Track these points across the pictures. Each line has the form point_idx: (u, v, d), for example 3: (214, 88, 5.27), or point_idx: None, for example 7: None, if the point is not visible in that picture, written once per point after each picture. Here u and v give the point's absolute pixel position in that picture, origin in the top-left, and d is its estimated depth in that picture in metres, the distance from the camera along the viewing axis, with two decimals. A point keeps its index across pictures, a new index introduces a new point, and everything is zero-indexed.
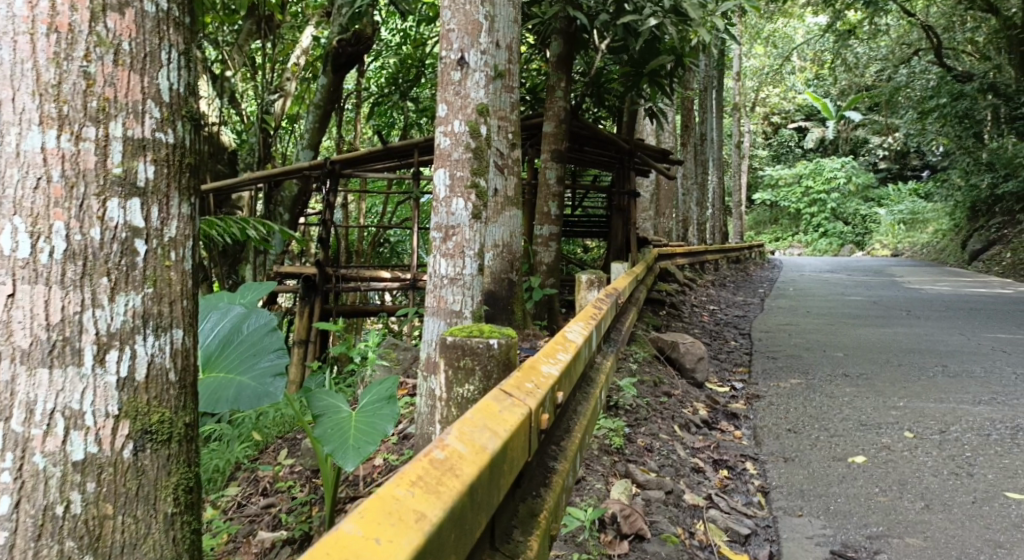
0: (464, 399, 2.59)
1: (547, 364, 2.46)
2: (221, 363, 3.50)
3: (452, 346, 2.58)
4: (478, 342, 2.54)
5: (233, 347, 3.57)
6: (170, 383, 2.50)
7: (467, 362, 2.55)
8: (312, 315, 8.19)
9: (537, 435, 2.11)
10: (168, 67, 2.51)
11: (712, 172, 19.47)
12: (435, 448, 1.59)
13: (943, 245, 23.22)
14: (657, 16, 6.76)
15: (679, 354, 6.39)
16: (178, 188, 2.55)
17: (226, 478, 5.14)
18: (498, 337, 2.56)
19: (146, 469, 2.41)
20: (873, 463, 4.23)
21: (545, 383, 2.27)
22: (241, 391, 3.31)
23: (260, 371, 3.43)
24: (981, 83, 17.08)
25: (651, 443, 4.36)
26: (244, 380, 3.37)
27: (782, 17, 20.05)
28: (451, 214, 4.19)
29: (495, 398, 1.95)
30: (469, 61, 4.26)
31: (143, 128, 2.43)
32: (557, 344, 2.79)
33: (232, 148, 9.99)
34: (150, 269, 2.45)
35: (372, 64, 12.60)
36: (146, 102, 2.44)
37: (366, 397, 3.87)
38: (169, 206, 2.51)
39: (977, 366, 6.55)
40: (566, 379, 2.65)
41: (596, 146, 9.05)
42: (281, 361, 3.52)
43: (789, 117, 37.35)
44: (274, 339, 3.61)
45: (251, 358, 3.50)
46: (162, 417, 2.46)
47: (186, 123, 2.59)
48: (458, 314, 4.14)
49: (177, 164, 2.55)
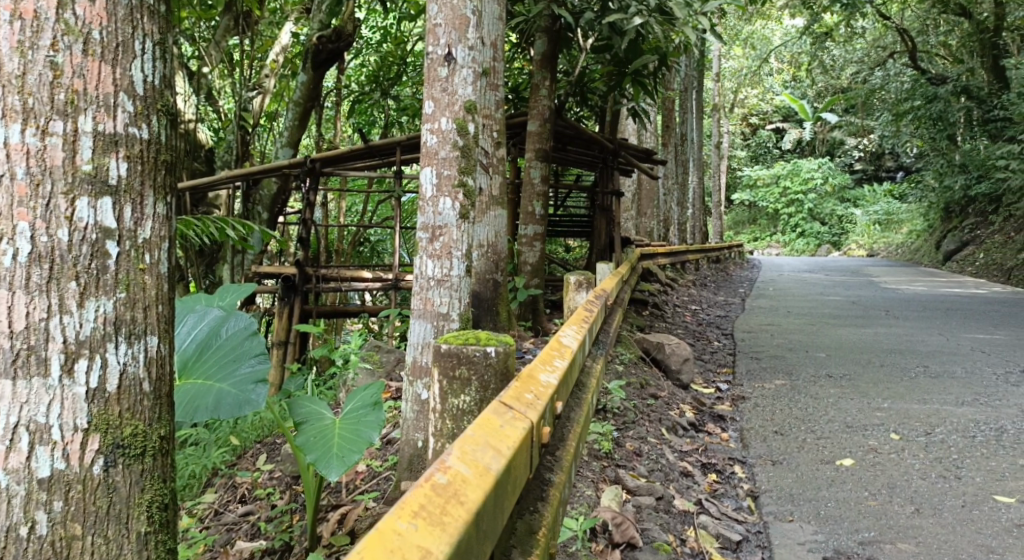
0: (459, 411, 2.48)
1: (544, 372, 2.39)
2: (198, 369, 3.39)
3: (446, 355, 2.49)
4: (474, 351, 2.46)
5: (211, 352, 3.46)
6: (144, 393, 2.39)
7: (462, 371, 2.47)
8: (292, 316, 8.03)
9: (536, 449, 2.04)
10: (143, 58, 2.39)
11: (692, 173, 19.50)
12: (436, 471, 1.52)
13: (918, 245, 23.45)
14: (642, 15, 6.60)
15: (664, 356, 6.33)
16: (153, 186, 2.43)
17: (203, 485, 5.02)
18: (496, 345, 2.48)
19: (118, 485, 2.31)
20: (861, 466, 4.20)
21: (544, 394, 2.21)
22: (221, 399, 3.21)
23: (240, 378, 3.33)
24: (955, 85, 17.35)
25: (640, 446, 4.29)
26: (224, 386, 3.27)
27: (760, 18, 20.14)
28: (438, 214, 4.11)
29: (496, 412, 1.88)
30: (456, 57, 4.17)
31: (115, 122, 2.32)
32: (553, 349, 2.73)
33: (209, 146, 9.82)
34: (123, 272, 2.34)
35: (351, 62, 12.48)
36: (118, 95, 2.33)
37: (350, 403, 3.77)
38: (143, 205, 2.40)
39: (958, 366, 6.56)
40: (562, 386, 2.58)
41: (579, 146, 8.98)
42: (262, 368, 3.43)
43: (767, 118, 37.60)
44: (254, 344, 3.50)
45: (230, 364, 3.40)
46: (135, 430, 2.36)
47: (162, 119, 2.46)
48: (445, 317, 4.03)
49: (152, 162, 2.42)
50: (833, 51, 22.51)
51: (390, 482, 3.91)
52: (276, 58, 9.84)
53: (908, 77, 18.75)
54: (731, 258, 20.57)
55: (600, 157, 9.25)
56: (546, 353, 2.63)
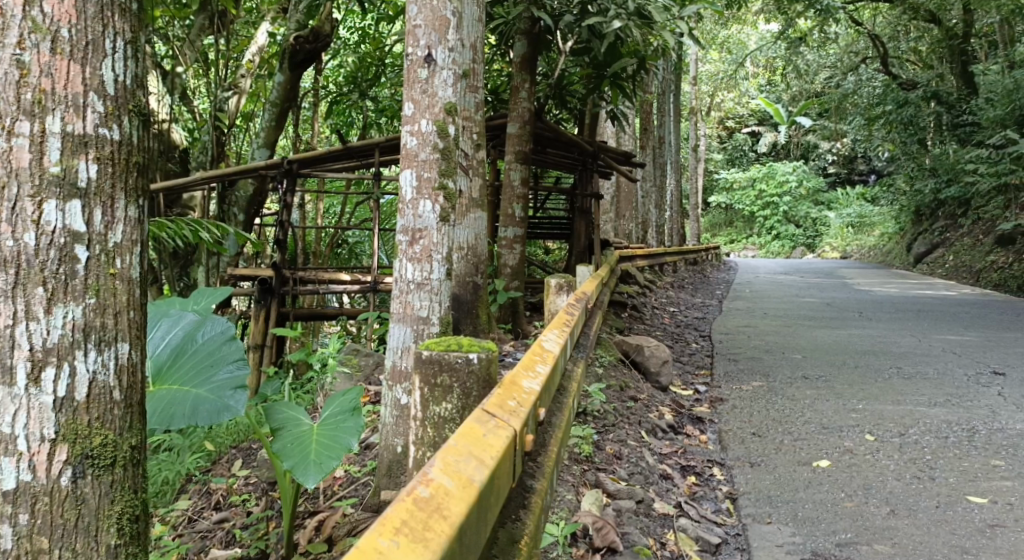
0: (440, 419, 2.48)
1: (527, 378, 2.37)
2: (174, 375, 3.33)
3: (427, 362, 2.48)
4: (456, 358, 2.44)
5: (186, 357, 3.40)
6: (114, 401, 2.38)
7: (443, 379, 2.46)
8: (268, 319, 7.95)
9: (520, 458, 2.03)
10: (113, 56, 2.38)
11: (670, 176, 19.61)
12: (419, 485, 1.50)
13: (890, 248, 23.76)
14: (621, 19, 6.57)
15: (644, 358, 6.34)
16: (125, 189, 2.42)
17: (176, 491, 4.94)
18: (479, 352, 2.46)
19: (87, 496, 2.30)
20: (838, 467, 4.22)
21: (528, 401, 2.19)
22: (198, 405, 3.16)
23: (217, 384, 3.28)
24: (925, 91, 17.61)
25: (619, 450, 4.29)
26: (201, 393, 3.22)
27: (736, 23, 20.33)
28: (418, 216, 4.07)
29: (478, 421, 1.87)
30: (437, 58, 4.15)
31: (85, 123, 2.31)
32: (535, 355, 2.71)
33: (183, 146, 9.71)
34: (93, 277, 2.33)
35: (329, 63, 12.41)
36: (88, 95, 2.32)
37: (328, 409, 3.72)
38: (114, 208, 2.39)
39: (931, 368, 6.63)
40: (545, 392, 2.57)
41: (559, 148, 8.98)
42: (240, 374, 3.38)
43: (743, 122, 37.94)
44: (231, 349, 3.45)
45: (207, 369, 3.35)
46: (105, 440, 2.34)
47: (134, 119, 2.45)
48: (425, 321, 4.00)
49: (124, 163, 2.41)
50: (807, 56, 22.77)
51: (369, 487, 3.87)
52: (252, 58, 9.74)
53: (880, 83, 19.02)
54: (708, 261, 20.70)
55: (579, 160, 9.26)
56: (529, 359, 2.62)
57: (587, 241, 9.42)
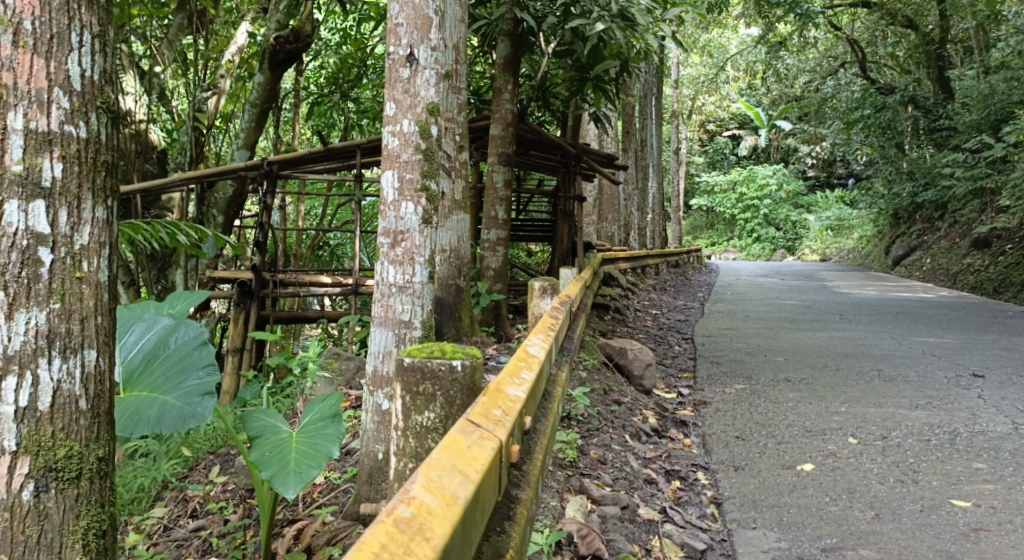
0: (422, 429, 2.42)
1: (512, 386, 2.32)
2: (142, 380, 3.25)
3: (409, 369, 2.41)
4: (439, 365, 2.39)
5: (156, 362, 3.33)
6: (81, 411, 2.40)
7: (426, 387, 2.39)
8: (248, 322, 7.84)
9: (505, 468, 1.97)
10: (80, 51, 2.41)
11: (652, 179, 19.62)
12: (400, 503, 1.45)
13: (869, 250, 23.95)
14: (604, 21, 6.59)
15: (627, 361, 6.31)
16: (91, 189, 2.45)
17: (152, 499, 4.85)
18: (463, 358, 2.41)
19: (50, 512, 2.34)
20: (821, 471, 4.21)
21: (512, 408, 2.14)
22: (164, 412, 3.08)
23: (186, 390, 3.21)
24: (903, 95, 17.76)
25: (604, 454, 4.24)
26: (169, 399, 3.14)
27: (716, 27, 20.42)
28: (400, 218, 4.01)
29: (462, 431, 1.82)
30: (419, 57, 4.09)
31: (48, 119, 2.35)
32: (520, 361, 2.66)
33: (162, 147, 9.56)
34: (58, 281, 2.36)
35: (310, 64, 12.31)
36: (53, 90, 2.36)
37: (309, 415, 3.65)
38: (81, 209, 2.42)
39: (911, 370, 6.66)
40: (530, 398, 2.51)
41: (541, 150, 8.93)
42: (210, 380, 3.30)
43: (723, 125, 38.11)
44: (202, 355, 3.37)
45: (175, 375, 3.27)
46: (70, 452, 2.37)
47: (101, 116, 2.49)
48: (407, 325, 3.93)
49: (91, 161, 2.45)
50: (787, 60, 22.90)
51: (349, 495, 3.80)
52: (231, 57, 9.61)
53: (858, 87, 19.10)
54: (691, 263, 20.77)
55: (562, 162, 9.23)
56: (514, 365, 2.57)
57: (570, 243, 9.40)
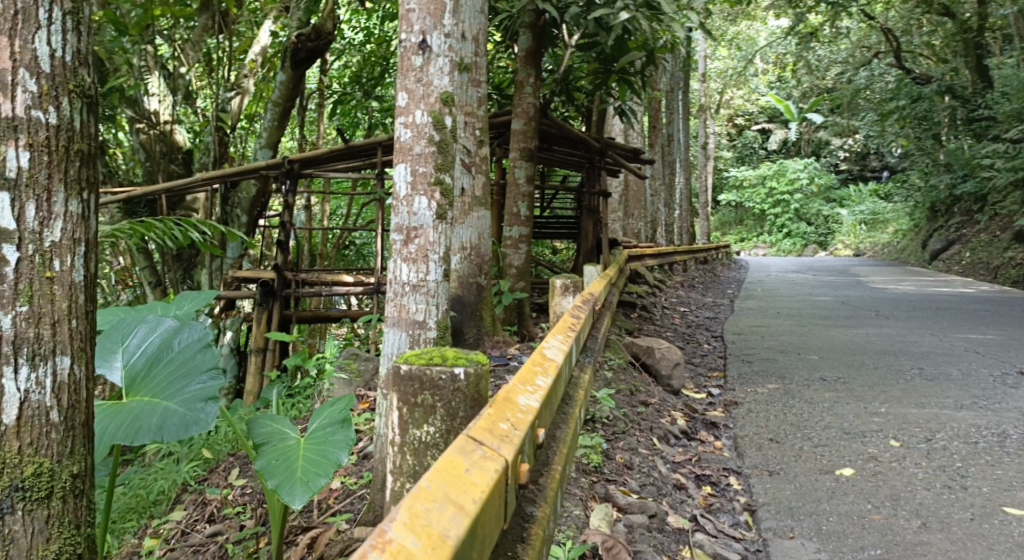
0: (420, 444, 2.29)
1: (524, 394, 2.16)
2: (147, 386, 3.16)
3: (407, 378, 2.27)
4: (440, 374, 2.25)
5: (160, 367, 3.22)
6: (51, 424, 2.47)
7: (426, 398, 2.26)
8: (271, 322, 7.79)
9: (512, 491, 1.82)
10: (48, 29, 2.45)
11: (680, 174, 19.31)
12: (374, 548, 1.31)
13: (905, 244, 23.47)
14: (628, 11, 6.33)
15: (655, 361, 6.12)
16: (63, 180, 2.49)
17: (172, 502, 4.76)
18: (466, 365, 2.27)
19: (15, 535, 2.40)
20: (862, 476, 4.01)
21: (523, 421, 1.98)
22: (166, 419, 2.96)
23: (188, 396, 3.07)
24: (939, 85, 17.31)
25: (631, 459, 4.07)
26: (171, 405, 3.02)
27: (745, 18, 20.03)
28: (413, 214, 3.87)
29: (459, 451, 1.67)
30: (432, 44, 3.95)
31: (14, 103, 2.40)
32: (535, 365, 2.50)
33: (187, 148, 9.50)
34: (24, 281, 2.43)
35: (335, 62, 12.13)
36: (18, 71, 2.41)
37: (317, 422, 3.53)
38: (51, 203, 2.47)
39: (954, 369, 6.38)
40: (546, 407, 2.35)
41: (565, 146, 8.75)
42: (214, 384, 3.15)
43: (752, 118, 37.27)
44: (206, 358, 3.24)
45: (178, 381, 3.14)
46: (39, 470, 2.44)
47: (74, 100, 2.52)
48: (422, 325, 3.82)
49: (62, 150, 2.48)
50: (818, 52, 22.44)
51: (365, 501, 3.67)
52: (255, 58, 9.54)
53: (893, 78, 18.62)
54: (719, 260, 20.42)
55: (586, 157, 9.07)
56: (529, 369, 2.42)
57: (595, 239, 9.24)
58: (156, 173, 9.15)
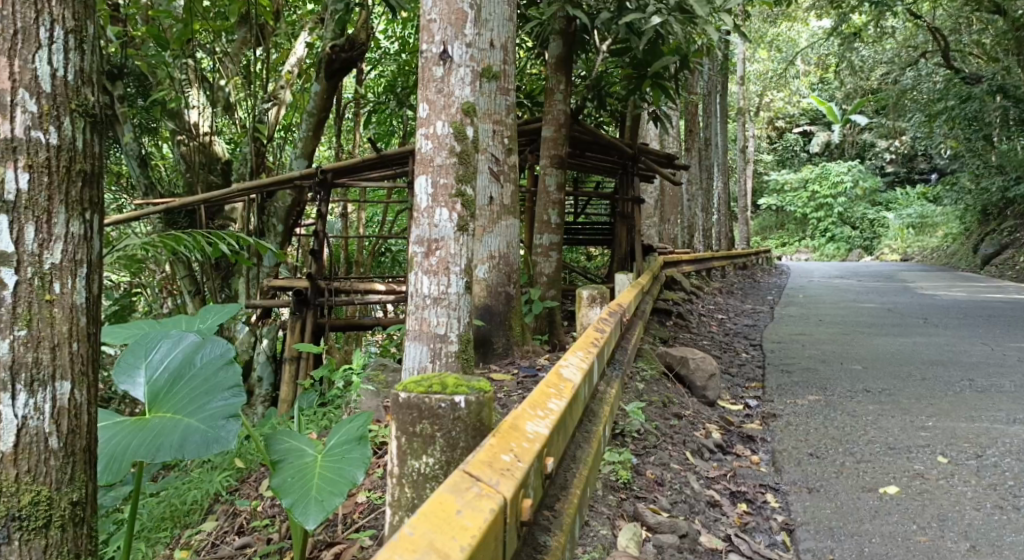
0: (419, 475, 2.26)
1: (532, 421, 2.19)
2: (171, 403, 3.17)
3: (406, 406, 2.22)
4: (439, 402, 2.18)
5: (183, 383, 3.23)
6: (50, 451, 2.46)
7: (425, 427, 2.21)
8: (304, 330, 7.79)
9: (513, 529, 1.79)
10: (49, 48, 2.44)
11: (718, 179, 19.03)
12: None
13: (955, 248, 22.87)
14: (660, 14, 6.25)
15: (689, 372, 5.98)
16: (65, 201, 2.49)
17: (204, 511, 4.74)
18: (466, 393, 2.19)
19: None
20: (907, 495, 3.84)
21: (527, 452, 1.99)
22: (187, 438, 2.96)
23: (210, 413, 3.06)
24: (991, 85, 16.57)
25: (662, 475, 3.95)
26: (192, 423, 3.03)
27: (785, 20, 19.68)
28: (434, 226, 3.93)
29: (453, 491, 1.65)
30: (453, 54, 3.90)
31: (13, 123, 2.39)
32: (550, 387, 2.54)
33: (226, 158, 9.53)
34: (22, 305, 2.42)
35: (370, 71, 11.95)
36: (18, 92, 2.40)
37: (334, 438, 3.55)
38: (52, 224, 2.46)
39: (1006, 380, 6.14)
40: (558, 431, 2.38)
41: (598, 152, 8.65)
42: (235, 401, 3.13)
43: (793, 121, 36.66)
44: (228, 374, 3.22)
45: (201, 397, 3.14)
46: (37, 498, 2.44)
47: (76, 119, 2.52)
48: (442, 338, 3.97)
49: (62, 170, 2.48)
50: (862, 52, 21.94)
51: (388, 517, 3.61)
52: (291, 69, 9.60)
53: (941, 78, 18.15)
54: (760, 265, 20.08)
55: (619, 163, 8.96)
56: (540, 393, 2.44)
57: (629, 246, 9.14)
58: (196, 184, 9.15)
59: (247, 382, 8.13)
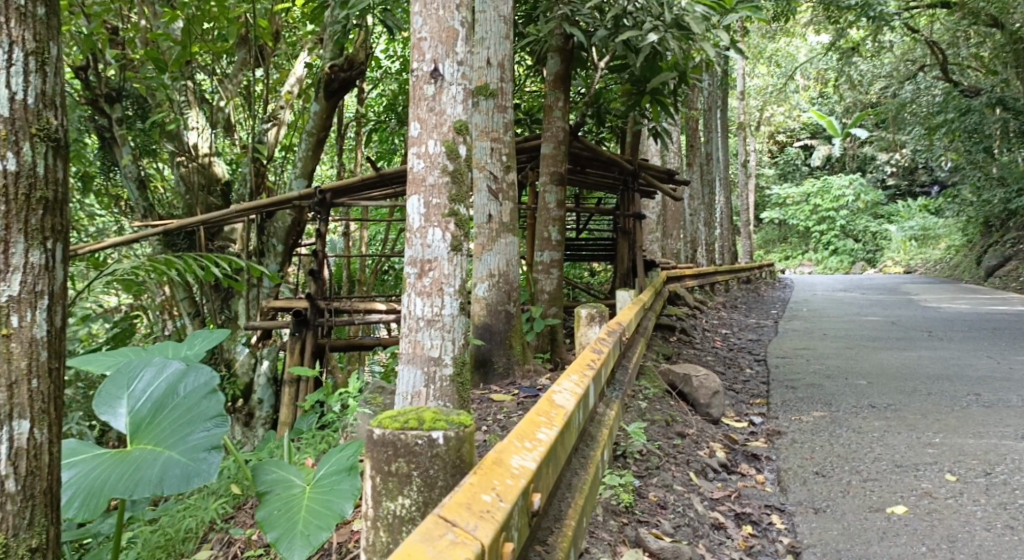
0: (395, 517, 2.18)
1: (519, 454, 2.14)
2: (152, 434, 3.30)
3: (380, 444, 2.14)
4: (416, 439, 2.11)
5: (166, 413, 3.35)
6: (8, 494, 2.80)
7: (400, 466, 2.14)
8: (304, 351, 7.71)
9: None
10: (9, 73, 2.82)
11: (720, 193, 18.98)
12: None
13: (959, 261, 22.74)
14: (657, 31, 6.26)
15: (692, 389, 5.90)
16: (23, 231, 2.84)
17: (200, 540, 4.63)
18: (445, 429, 2.13)
19: None
20: (915, 515, 3.77)
21: (511, 489, 1.94)
22: (167, 471, 3.09)
23: (191, 445, 3.19)
24: (990, 97, 16.67)
25: (664, 497, 3.87)
26: (173, 455, 3.16)
27: (784, 35, 19.71)
28: (427, 246, 3.88)
29: (424, 540, 1.62)
30: (444, 72, 3.85)
31: None
32: (540, 416, 2.48)
33: (226, 179, 9.33)
34: None
35: (370, 91, 11.98)
36: None
37: (325, 467, 3.75)
38: (11, 254, 2.82)
39: (1014, 394, 6.07)
40: (549, 462, 2.31)
41: (598, 168, 8.61)
42: (217, 432, 3.26)
43: (794, 135, 36.76)
44: (210, 405, 3.35)
45: (183, 428, 3.27)
46: None
47: (36, 147, 2.88)
48: (437, 361, 3.92)
49: (21, 198, 2.84)
50: (861, 67, 21.97)
51: None
52: (291, 89, 9.60)
53: (940, 91, 18.20)
54: (763, 279, 19.97)
55: (620, 179, 8.93)
56: (529, 423, 2.38)
57: (631, 262, 9.08)
58: (195, 206, 9.00)
59: (246, 405, 8.05)
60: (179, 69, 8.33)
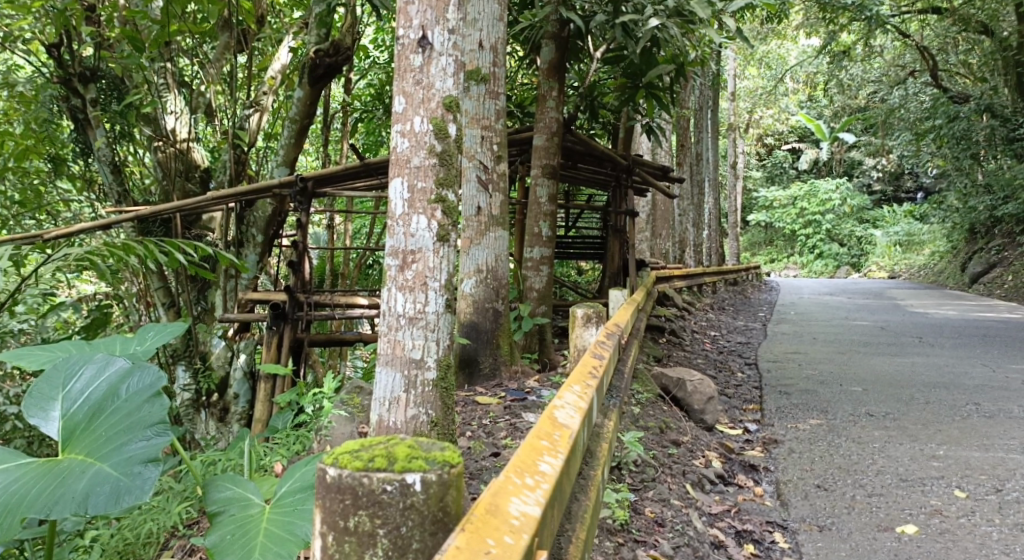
0: None
1: (521, 498, 1.86)
2: (86, 441, 3.03)
3: (338, 490, 1.89)
4: (384, 484, 1.87)
5: (103, 418, 3.10)
6: None
7: (363, 519, 1.88)
8: (281, 345, 7.36)
9: None
10: None
11: (710, 195, 18.73)
12: None
13: (943, 267, 22.67)
14: (658, 17, 5.97)
15: (685, 394, 5.62)
16: None
17: (160, 546, 4.32)
18: (423, 471, 1.89)
19: None
20: (926, 535, 3.52)
21: (512, 547, 1.66)
22: (95, 487, 2.80)
23: (126, 458, 2.91)
24: (977, 104, 16.71)
25: (661, 513, 3.62)
26: (105, 468, 2.88)
27: (774, 37, 19.56)
28: (411, 236, 3.59)
29: None
30: (433, 41, 3.57)
31: None
32: (543, 442, 2.21)
33: (205, 166, 8.90)
34: None
35: (358, 80, 11.60)
36: None
37: (286, 484, 3.51)
38: None
39: (1015, 405, 5.85)
40: (553, 501, 2.04)
41: (591, 162, 8.32)
42: (155, 443, 2.99)
43: (783, 138, 36.63)
44: (152, 411, 3.08)
45: (119, 436, 3.00)
46: None
47: None
48: (419, 364, 3.63)
49: None
50: (851, 72, 21.85)
51: None
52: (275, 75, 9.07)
53: (928, 97, 18.09)
54: (749, 281, 19.77)
55: (613, 175, 8.62)
56: (530, 451, 2.11)
57: (621, 260, 8.82)
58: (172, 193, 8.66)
59: (221, 399, 7.75)
60: (152, 50, 7.92)
